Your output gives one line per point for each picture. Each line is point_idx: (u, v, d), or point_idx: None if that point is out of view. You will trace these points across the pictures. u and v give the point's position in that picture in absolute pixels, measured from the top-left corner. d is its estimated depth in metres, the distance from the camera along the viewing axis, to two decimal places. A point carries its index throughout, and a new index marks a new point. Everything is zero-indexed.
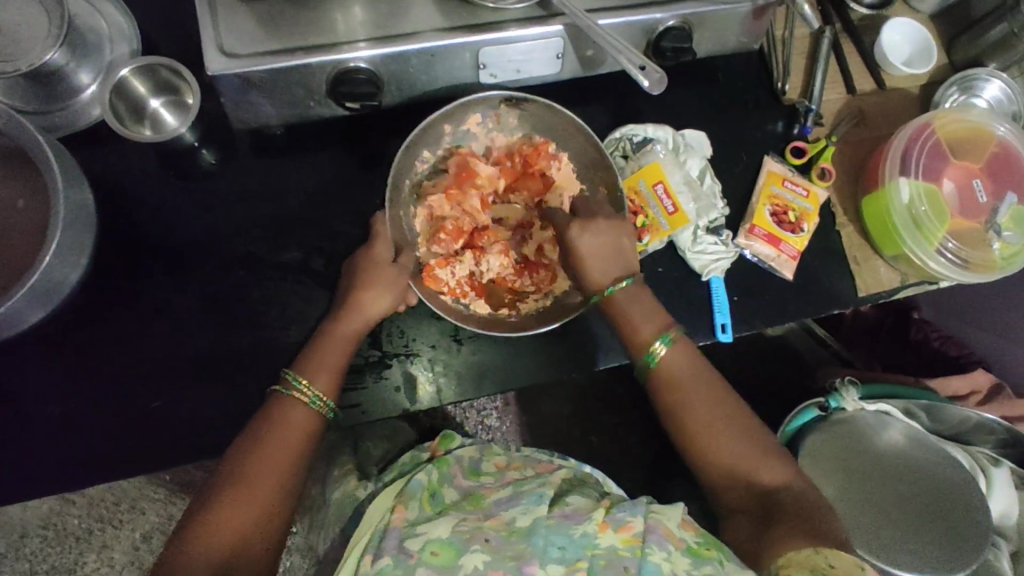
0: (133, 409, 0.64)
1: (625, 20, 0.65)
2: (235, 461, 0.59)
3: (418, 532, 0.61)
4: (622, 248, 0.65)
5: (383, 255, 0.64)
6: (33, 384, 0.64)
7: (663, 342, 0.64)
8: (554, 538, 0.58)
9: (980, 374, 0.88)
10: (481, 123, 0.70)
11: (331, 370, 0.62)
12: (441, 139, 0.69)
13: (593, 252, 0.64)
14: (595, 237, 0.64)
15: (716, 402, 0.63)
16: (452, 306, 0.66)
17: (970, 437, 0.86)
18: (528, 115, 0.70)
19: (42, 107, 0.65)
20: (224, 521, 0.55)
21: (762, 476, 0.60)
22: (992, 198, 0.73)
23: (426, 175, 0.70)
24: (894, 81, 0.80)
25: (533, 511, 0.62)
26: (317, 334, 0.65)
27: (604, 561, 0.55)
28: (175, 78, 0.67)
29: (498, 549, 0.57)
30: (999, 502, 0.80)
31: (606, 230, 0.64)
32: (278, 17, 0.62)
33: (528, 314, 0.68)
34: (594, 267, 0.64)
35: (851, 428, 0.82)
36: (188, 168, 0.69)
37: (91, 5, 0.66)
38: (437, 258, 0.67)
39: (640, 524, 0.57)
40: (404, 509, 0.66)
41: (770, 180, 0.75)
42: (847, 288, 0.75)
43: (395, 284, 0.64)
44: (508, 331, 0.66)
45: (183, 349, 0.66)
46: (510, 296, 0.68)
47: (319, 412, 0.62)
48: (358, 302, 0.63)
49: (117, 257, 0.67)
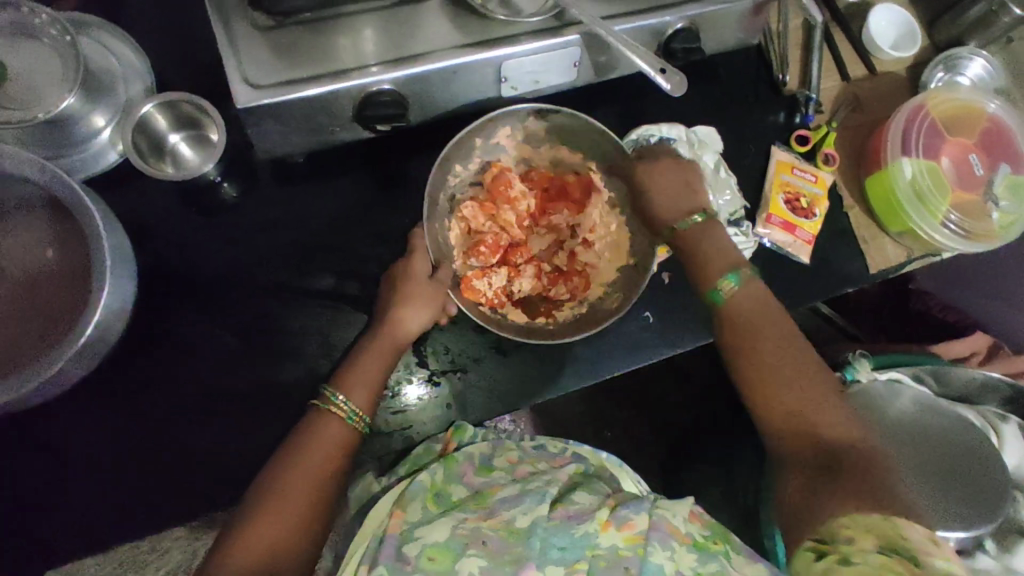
0: (183, 449, 0.64)
1: (636, 26, 0.66)
2: (265, 482, 0.58)
3: (416, 535, 0.59)
4: (689, 185, 0.69)
5: (420, 267, 0.65)
6: (80, 434, 0.64)
7: (731, 277, 0.64)
8: (554, 537, 0.58)
9: (978, 336, 0.94)
10: (510, 136, 0.71)
11: (368, 385, 0.63)
12: (471, 154, 0.70)
13: (654, 184, 0.69)
14: (659, 171, 0.69)
15: (790, 354, 0.61)
16: (488, 316, 0.67)
17: (976, 396, 0.90)
18: (553, 126, 0.71)
19: (62, 152, 0.64)
20: (250, 542, 0.54)
21: (825, 427, 0.58)
22: (987, 171, 0.77)
23: (456, 188, 0.70)
24: (884, 65, 0.83)
25: (533, 511, 0.61)
26: (356, 349, 0.65)
27: (605, 561, 0.57)
28: (198, 114, 0.67)
29: (497, 553, 0.57)
30: (1012, 455, 0.83)
31: (673, 166, 0.69)
32: (295, 44, 0.61)
33: (563, 323, 0.69)
34: (654, 197, 0.68)
35: (867, 399, 0.83)
36: (210, 205, 0.68)
37: (100, 44, 0.66)
38: (474, 270, 0.68)
39: (644, 521, 0.59)
40: (403, 512, 0.62)
41: (780, 169, 0.78)
42: (859, 267, 0.78)
43: (433, 295, 0.65)
44: (547, 338, 0.67)
45: (229, 388, 0.66)
46: (547, 305, 0.70)
47: (356, 427, 0.62)
48: (400, 316, 0.64)
49: (151, 300, 0.66)
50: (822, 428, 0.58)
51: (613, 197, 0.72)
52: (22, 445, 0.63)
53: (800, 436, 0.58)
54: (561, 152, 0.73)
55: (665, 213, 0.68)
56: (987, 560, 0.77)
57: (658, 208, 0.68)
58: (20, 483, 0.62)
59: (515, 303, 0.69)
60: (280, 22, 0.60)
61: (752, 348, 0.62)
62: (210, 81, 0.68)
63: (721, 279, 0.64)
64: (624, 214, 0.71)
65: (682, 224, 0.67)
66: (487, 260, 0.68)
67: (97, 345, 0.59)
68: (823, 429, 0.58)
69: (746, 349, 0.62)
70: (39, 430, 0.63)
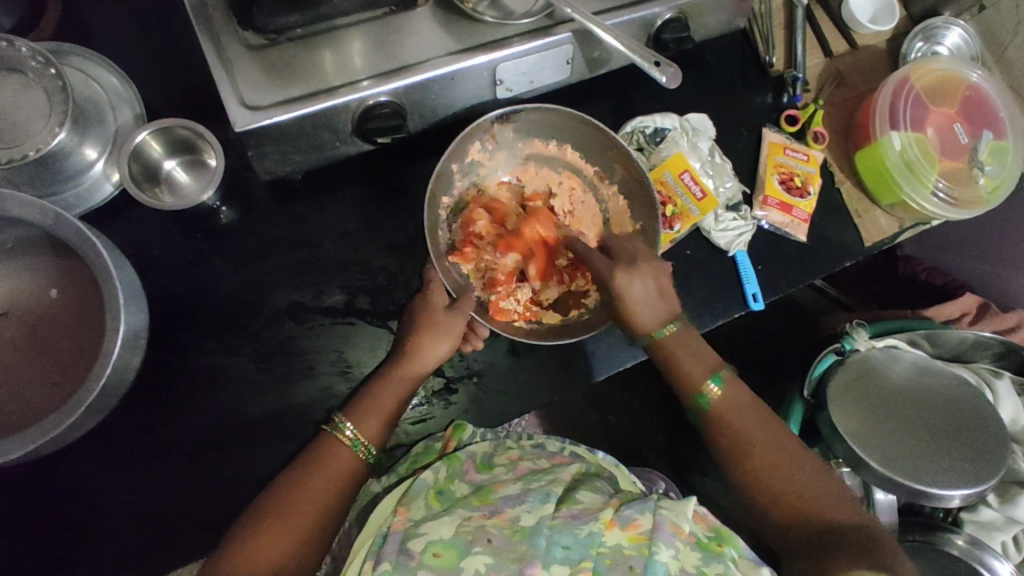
0: (209, 481, 0.64)
1: (629, 18, 0.66)
2: (274, 492, 0.59)
3: (421, 531, 0.55)
4: (663, 289, 0.67)
5: (440, 301, 0.64)
6: (103, 476, 0.63)
7: (716, 381, 0.67)
8: (559, 537, 0.53)
9: (967, 297, 0.95)
10: (480, 150, 0.70)
11: (382, 417, 0.63)
12: (452, 181, 0.69)
13: (638, 296, 0.66)
14: (638, 280, 0.65)
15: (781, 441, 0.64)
16: (528, 330, 0.67)
17: (969, 355, 0.93)
18: (522, 125, 0.70)
19: (54, 190, 0.63)
20: (256, 548, 0.55)
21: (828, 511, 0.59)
22: (971, 138, 0.80)
23: (449, 219, 0.70)
24: (864, 39, 0.84)
25: (538, 510, 0.56)
26: (372, 381, 0.65)
27: (610, 560, 0.50)
28: (192, 137, 0.66)
29: (502, 550, 0.52)
30: (1007, 410, 0.87)
31: (648, 270, 0.66)
32: (290, 63, 0.60)
33: (595, 312, 0.70)
34: (636, 308, 0.66)
35: (867, 364, 0.85)
36: (212, 229, 0.68)
37: (84, 73, 0.65)
38: (497, 293, 0.69)
39: (649, 520, 0.53)
40: (407, 509, 0.59)
41: (773, 151, 0.79)
42: (854, 240, 0.80)
43: (454, 330, 0.64)
44: (591, 330, 0.68)
45: (247, 413, 0.65)
46: (573, 295, 0.71)
47: (362, 456, 0.62)
48: (414, 350, 0.63)
49: (162, 330, 0.66)
50: (823, 512, 0.59)
51: (599, 169, 0.73)
52: (46, 492, 0.62)
53: (804, 518, 0.59)
54: (533, 146, 0.72)
55: (648, 322, 0.67)
56: (989, 513, 0.82)
57: (640, 317, 0.66)
58: (44, 529, 0.62)
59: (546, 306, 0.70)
60: (273, 40, 0.59)
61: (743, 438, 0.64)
62: (208, 111, 0.69)
63: (705, 383, 0.67)
64: (616, 185, 0.73)
65: (661, 336, 0.67)
66: (503, 280, 0.69)
67: (112, 386, 0.58)
68: (821, 511, 0.59)
69: (734, 440, 0.65)
70: (62, 474, 0.62)
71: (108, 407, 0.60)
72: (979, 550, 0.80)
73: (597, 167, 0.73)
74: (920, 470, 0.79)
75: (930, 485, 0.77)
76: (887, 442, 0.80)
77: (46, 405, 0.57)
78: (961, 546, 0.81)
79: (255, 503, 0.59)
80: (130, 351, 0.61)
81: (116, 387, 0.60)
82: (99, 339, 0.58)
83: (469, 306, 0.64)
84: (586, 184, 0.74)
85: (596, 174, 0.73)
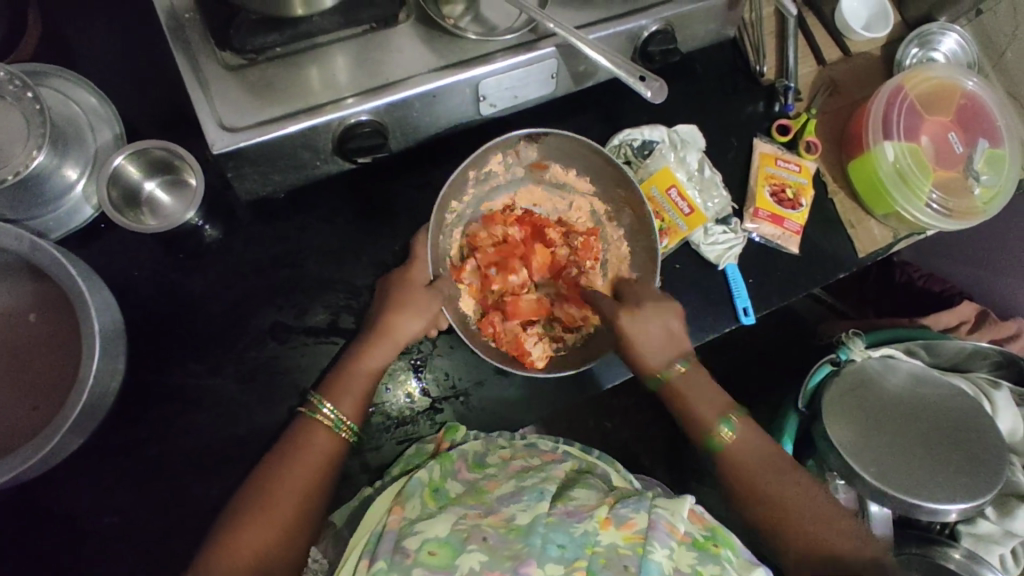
0: (192, 503, 0.64)
1: (612, 32, 0.64)
2: (245, 501, 0.57)
3: (416, 529, 0.53)
4: (671, 332, 0.66)
5: (419, 277, 0.65)
6: (87, 498, 0.63)
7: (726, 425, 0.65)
8: (554, 535, 0.52)
9: (965, 305, 0.94)
10: (501, 162, 0.70)
11: (353, 399, 0.62)
12: (465, 187, 0.70)
13: (644, 337, 0.64)
14: (646, 324, 0.64)
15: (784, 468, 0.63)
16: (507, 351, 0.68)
17: (967, 364, 0.91)
18: (548, 147, 0.69)
19: (35, 211, 0.63)
20: (238, 545, 0.54)
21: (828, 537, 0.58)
22: (966, 147, 0.78)
23: (452, 225, 0.70)
24: (857, 47, 0.83)
25: (534, 508, 0.55)
26: (340, 361, 0.64)
27: (605, 559, 0.50)
28: (169, 156, 0.66)
29: (497, 548, 0.51)
30: (1005, 421, 0.84)
31: (652, 313, 0.64)
32: (270, 82, 0.59)
33: (571, 349, 0.69)
34: (642, 349, 0.64)
35: (863, 377, 0.84)
36: (195, 249, 0.68)
37: (63, 94, 0.66)
38: (487, 310, 0.69)
39: (644, 519, 0.53)
40: (403, 508, 0.57)
41: (764, 161, 0.78)
42: (847, 251, 0.79)
43: (428, 309, 0.64)
44: (562, 368, 0.68)
45: (230, 433, 0.65)
46: (562, 329, 0.70)
47: (343, 436, 0.61)
48: (389, 325, 0.63)
49: (143, 350, 0.65)
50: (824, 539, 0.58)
51: (609, 210, 0.73)
52: (28, 513, 0.62)
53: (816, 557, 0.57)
54: (550, 171, 0.72)
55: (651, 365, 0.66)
56: (988, 526, 0.81)
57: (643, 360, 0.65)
58: (23, 552, 0.62)
59: (529, 330, 0.69)
60: (251, 60, 0.58)
61: (744, 468, 0.63)
62: (189, 132, 0.69)
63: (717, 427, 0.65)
64: (622, 229, 0.72)
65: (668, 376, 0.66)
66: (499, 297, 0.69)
67: (92, 408, 0.58)
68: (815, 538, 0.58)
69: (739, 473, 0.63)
70: (45, 496, 0.62)
71: (90, 430, 0.60)
72: (975, 563, 0.78)
73: (608, 207, 0.73)
74: (927, 492, 0.77)
75: (925, 499, 0.76)
76: (881, 453, 0.79)
77: (25, 430, 0.57)
78: (958, 560, 0.79)
79: (220, 522, 0.57)
80: (111, 372, 0.60)
81: (99, 409, 0.60)
82: (78, 361, 0.58)
83: (446, 289, 0.66)
84: (592, 219, 0.74)
85: (604, 213, 0.73)
